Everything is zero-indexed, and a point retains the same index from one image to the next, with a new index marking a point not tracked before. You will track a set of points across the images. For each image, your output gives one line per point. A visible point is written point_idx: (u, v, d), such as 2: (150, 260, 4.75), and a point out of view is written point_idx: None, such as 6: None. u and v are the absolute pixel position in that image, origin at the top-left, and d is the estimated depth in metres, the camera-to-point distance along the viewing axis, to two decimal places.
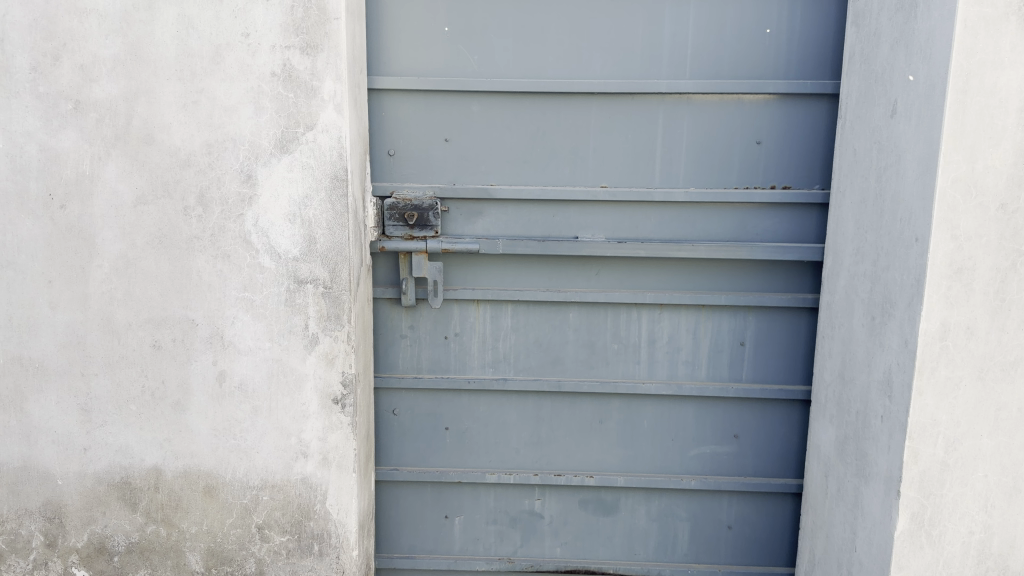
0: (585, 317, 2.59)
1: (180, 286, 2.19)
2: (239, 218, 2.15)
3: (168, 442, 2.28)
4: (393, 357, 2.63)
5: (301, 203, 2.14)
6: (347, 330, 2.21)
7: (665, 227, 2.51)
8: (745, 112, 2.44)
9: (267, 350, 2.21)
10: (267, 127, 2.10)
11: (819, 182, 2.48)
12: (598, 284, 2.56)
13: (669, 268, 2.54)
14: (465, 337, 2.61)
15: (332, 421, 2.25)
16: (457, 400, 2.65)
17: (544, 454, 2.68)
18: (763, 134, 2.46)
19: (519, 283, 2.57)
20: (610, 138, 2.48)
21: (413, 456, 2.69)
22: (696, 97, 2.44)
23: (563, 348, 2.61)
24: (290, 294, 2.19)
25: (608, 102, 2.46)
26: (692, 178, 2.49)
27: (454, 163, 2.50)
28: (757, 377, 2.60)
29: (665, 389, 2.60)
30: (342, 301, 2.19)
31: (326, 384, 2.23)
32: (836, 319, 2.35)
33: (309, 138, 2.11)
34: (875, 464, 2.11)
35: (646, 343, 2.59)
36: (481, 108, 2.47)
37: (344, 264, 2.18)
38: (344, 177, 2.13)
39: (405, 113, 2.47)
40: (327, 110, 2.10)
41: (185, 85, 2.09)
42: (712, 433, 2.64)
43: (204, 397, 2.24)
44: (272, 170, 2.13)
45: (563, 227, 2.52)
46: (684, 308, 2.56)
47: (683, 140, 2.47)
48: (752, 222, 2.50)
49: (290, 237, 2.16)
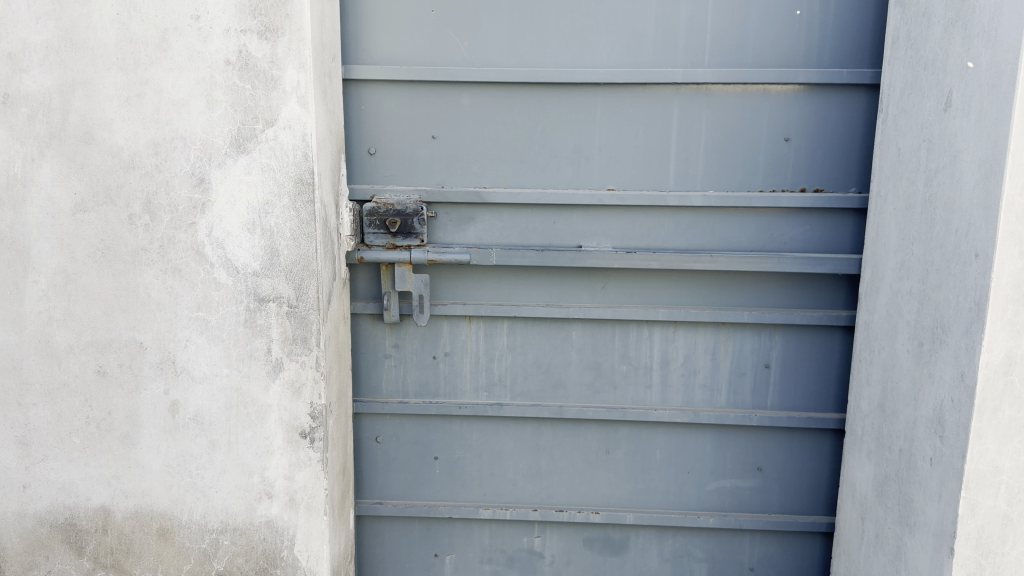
0: (589, 335, 2.30)
1: (126, 304, 1.93)
2: (190, 227, 1.89)
3: (116, 479, 2.02)
4: (375, 379, 2.36)
5: (261, 210, 1.87)
6: (316, 354, 1.94)
7: (681, 235, 2.22)
8: (772, 104, 2.15)
9: (225, 378, 1.95)
10: (221, 123, 1.84)
11: (856, 184, 2.19)
12: (604, 299, 2.27)
13: (684, 282, 2.25)
14: (455, 357, 2.34)
15: (299, 457, 1.98)
16: (446, 428, 2.38)
17: (544, 487, 2.41)
18: (792, 130, 2.16)
19: (516, 297, 2.29)
20: (618, 134, 2.19)
21: (398, 488, 2.42)
22: (716, 87, 2.15)
23: (565, 370, 2.33)
24: (250, 314, 1.92)
25: (615, 95, 2.17)
26: (711, 180, 2.20)
27: (442, 163, 2.22)
28: (783, 404, 2.31)
29: (680, 417, 2.31)
30: (310, 322, 1.92)
31: (293, 416, 1.96)
32: (876, 342, 2.06)
33: (269, 136, 1.84)
34: (923, 513, 1.82)
35: (658, 365, 2.31)
36: (472, 101, 2.18)
37: (312, 279, 1.90)
38: (311, 180, 1.86)
39: (386, 107, 2.19)
40: (289, 104, 1.83)
41: (128, 76, 1.83)
42: (733, 465, 2.36)
43: (155, 429, 1.98)
44: (227, 173, 1.86)
45: (565, 235, 2.24)
46: (702, 326, 2.27)
47: (701, 137, 2.18)
48: (778, 229, 2.20)
49: (248, 249, 1.89)
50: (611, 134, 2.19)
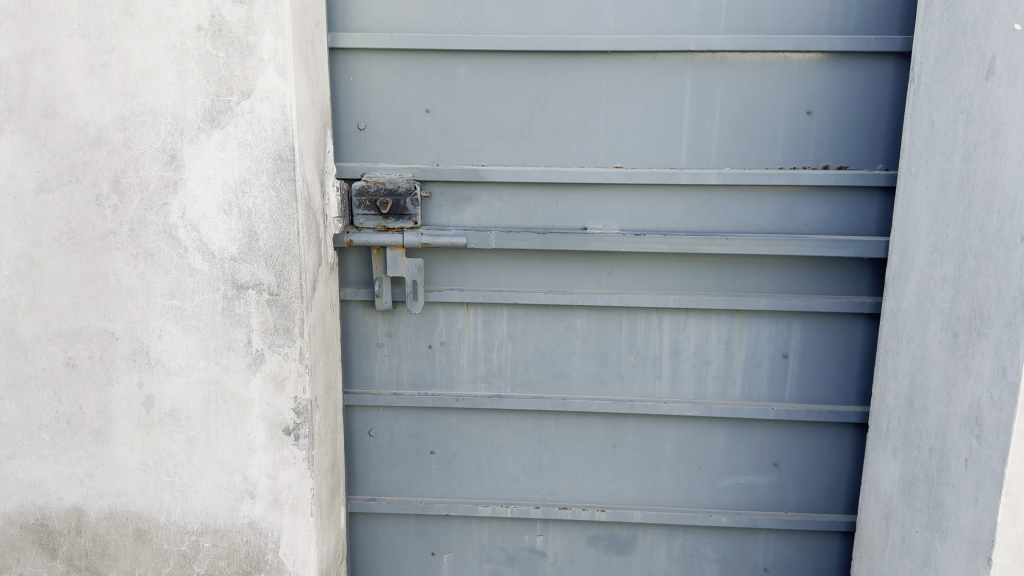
0: (595, 323, 2.16)
1: (95, 291, 1.79)
2: (162, 208, 1.75)
3: (89, 478, 1.89)
4: (368, 369, 2.22)
5: (238, 188, 1.72)
6: (299, 346, 1.80)
7: (693, 217, 2.07)
8: (792, 75, 1.99)
9: (202, 371, 1.81)
10: (193, 94, 1.69)
11: (882, 161, 2.03)
12: (611, 285, 2.12)
13: (698, 266, 2.09)
14: (452, 346, 2.19)
15: (283, 456, 1.85)
16: (443, 421, 2.24)
17: (547, 483, 2.27)
18: (813, 103, 2.01)
19: (516, 283, 2.14)
20: (627, 107, 2.03)
21: (392, 484, 2.29)
22: (732, 56, 1.99)
23: (569, 360, 2.19)
24: (228, 303, 1.78)
25: (624, 64, 2.01)
26: (726, 156, 2.04)
27: (437, 139, 2.07)
28: (802, 396, 2.17)
29: (692, 410, 2.17)
30: (292, 311, 1.78)
31: (275, 412, 1.82)
32: (904, 331, 1.91)
33: (245, 108, 1.69)
34: (956, 519, 1.68)
35: (668, 355, 2.16)
36: (468, 72, 2.03)
37: (294, 264, 1.76)
38: (291, 156, 1.71)
39: (377, 79, 2.04)
40: (267, 73, 1.68)
41: (92, 43, 1.68)
42: (748, 461, 2.22)
43: (129, 425, 1.85)
44: (200, 149, 1.72)
45: (569, 216, 2.09)
46: (716, 313, 2.12)
47: (715, 110, 2.02)
48: (799, 210, 2.05)
49: (225, 231, 1.75)
50: (619, 107, 2.03)
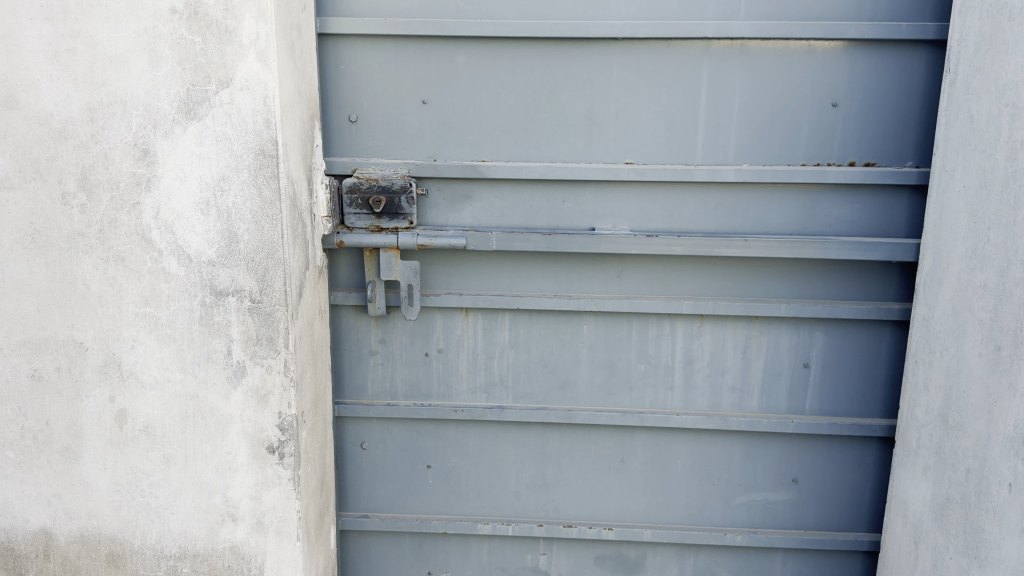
0: (603, 330, 2.02)
1: (62, 297, 1.65)
2: (134, 208, 1.60)
3: (57, 499, 1.75)
4: (360, 378, 2.08)
5: (216, 186, 1.58)
6: (284, 358, 1.65)
7: (709, 217, 1.93)
8: (817, 64, 1.85)
9: (179, 385, 1.67)
10: (167, 84, 1.55)
11: (912, 158, 1.89)
12: (620, 289, 1.98)
13: (714, 269, 1.95)
14: (450, 354, 2.05)
15: (267, 475, 1.71)
16: (440, 433, 2.10)
17: (550, 499, 2.13)
18: (839, 95, 1.87)
19: (518, 287, 2.00)
20: (638, 98, 1.89)
21: (386, 500, 2.15)
22: (752, 43, 1.84)
23: (575, 369, 2.05)
24: (206, 311, 1.64)
25: (635, 53, 1.86)
26: (745, 152, 1.90)
27: (434, 133, 1.92)
28: (823, 409, 2.03)
29: (706, 423, 2.03)
30: (276, 319, 1.64)
31: (258, 429, 1.68)
32: (937, 342, 1.77)
33: (224, 99, 1.55)
34: (998, 547, 1.54)
35: (681, 364, 2.02)
36: (468, 60, 1.88)
37: (278, 269, 1.61)
38: (274, 151, 1.56)
39: (370, 67, 1.89)
40: (247, 60, 1.53)
41: (55, 27, 1.53)
42: (765, 476, 2.08)
43: (100, 442, 1.71)
44: (175, 144, 1.57)
45: (576, 215, 1.95)
46: (733, 320, 1.98)
47: (733, 102, 1.88)
48: (823, 209, 1.91)
49: (203, 233, 1.60)
50: (630, 99, 1.89)
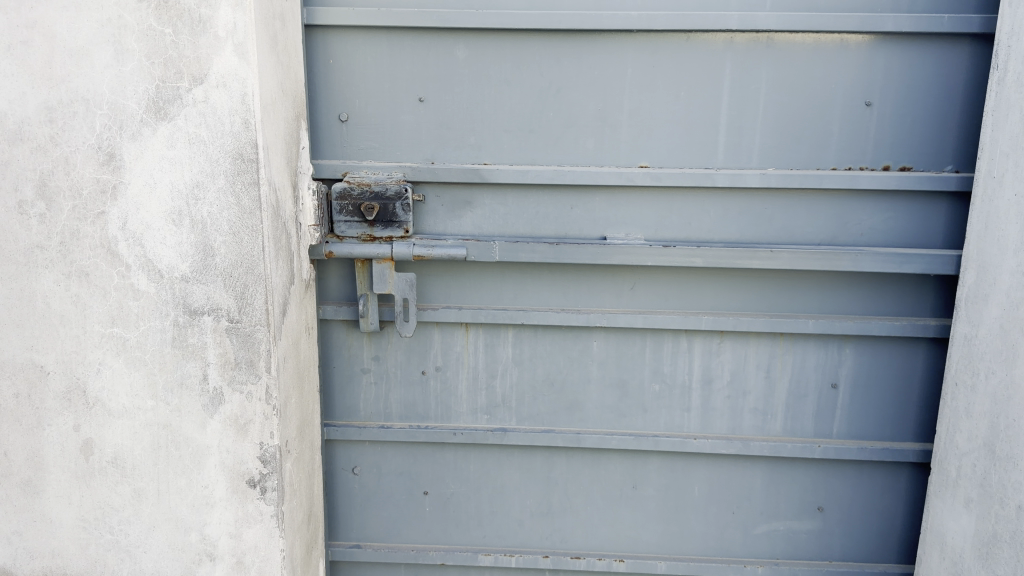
0: (614, 347, 1.86)
1: (19, 317, 1.49)
2: (99, 218, 1.44)
3: (18, 536, 1.59)
4: (351, 399, 1.92)
5: (189, 194, 1.42)
6: (265, 383, 1.50)
7: (731, 225, 1.77)
8: (850, 59, 1.69)
9: (150, 412, 1.51)
10: (135, 80, 1.39)
11: (952, 162, 1.73)
12: (633, 303, 1.83)
13: (735, 282, 1.79)
14: (448, 373, 1.90)
15: (247, 512, 1.55)
16: (438, 458, 1.94)
17: (557, 528, 1.98)
18: (874, 93, 1.71)
19: (523, 301, 1.84)
20: (654, 96, 1.73)
21: (380, 529, 2.00)
22: (780, 37, 1.69)
23: (584, 389, 1.89)
24: (180, 332, 1.48)
25: (651, 47, 1.70)
26: (770, 155, 1.74)
27: (432, 133, 1.77)
28: (852, 432, 1.88)
29: (726, 448, 1.87)
30: (257, 341, 1.48)
31: (237, 461, 1.53)
32: (982, 364, 1.62)
33: (197, 97, 1.39)
34: None
35: (699, 384, 1.87)
36: (468, 54, 1.72)
37: (258, 285, 1.45)
38: (253, 155, 1.40)
39: (361, 61, 1.73)
40: (224, 54, 1.37)
41: (8, 16, 1.37)
42: (788, 505, 1.93)
43: (64, 474, 1.55)
44: (144, 147, 1.41)
45: (586, 223, 1.79)
46: (756, 336, 1.82)
47: (758, 100, 1.72)
48: (855, 218, 1.75)
49: (175, 245, 1.44)
50: (645, 98, 1.73)
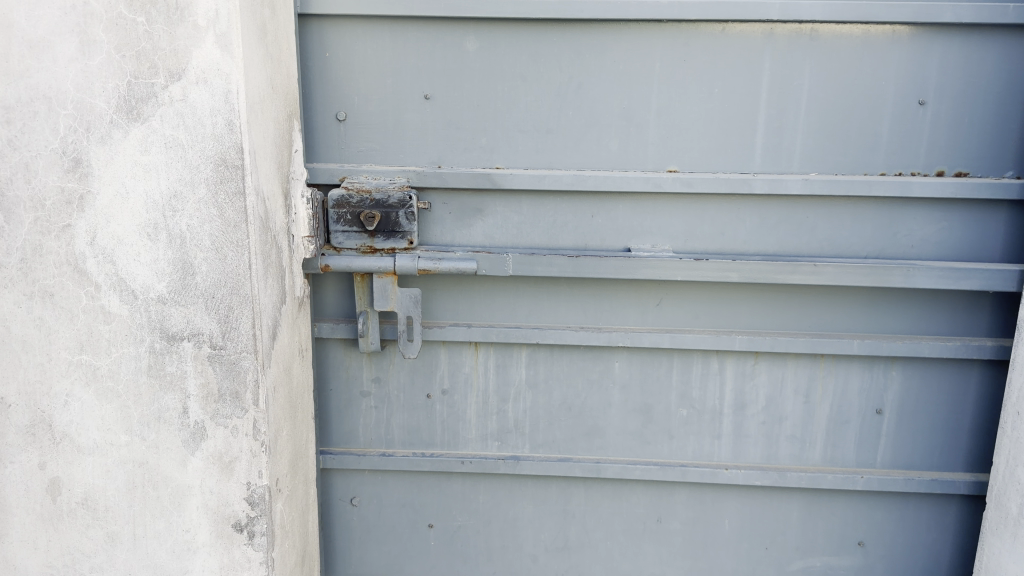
0: (638, 369, 1.70)
1: None
2: (64, 232, 1.28)
3: None
4: (350, 424, 1.76)
5: (166, 204, 1.26)
6: (253, 417, 1.33)
7: (768, 236, 1.61)
8: (902, 53, 1.52)
9: (124, 449, 1.35)
10: (104, 76, 1.22)
11: (1013, 167, 1.57)
12: (659, 321, 1.66)
13: (773, 298, 1.63)
14: (456, 396, 1.73)
15: (233, 559, 1.39)
16: (444, 488, 1.78)
17: (573, 564, 1.82)
18: (928, 91, 1.54)
19: (538, 318, 1.68)
20: (684, 92, 1.56)
21: (381, 564, 1.84)
22: (825, 28, 1.52)
23: (605, 414, 1.73)
24: (156, 359, 1.31)
25: (682, 39, 1.54)
26: (813, 159, 1.58)
27: (438, 134, 1.60)
28: (898, 462, 1.72)
29: (760, 478, 1.71)
30: (243, 370, 1.31)
31: (221, 502, 1.36)
32: None
33: (174, 95, 1.22)
34: None
35: (730, 409, 1.71)
36: (478, 46, 1.55)
37: (245, 308, 1.29)
38: (238, 161, 1.23)
39: (361, 55, 1.56)
40: (203, 45, 1.20)
41: None
42: (826, 539, 1.77)
43: (29, 517, 1.39)
44: (114, 152, 1.24)
45: (608, 233, 1.63)
46: (794, 358, 1.66)
47: (800, 98, 1.56)
48: (905, 228, 1.59)
49: (151, 263, 1.28)
50: (675, 95, 1.56)
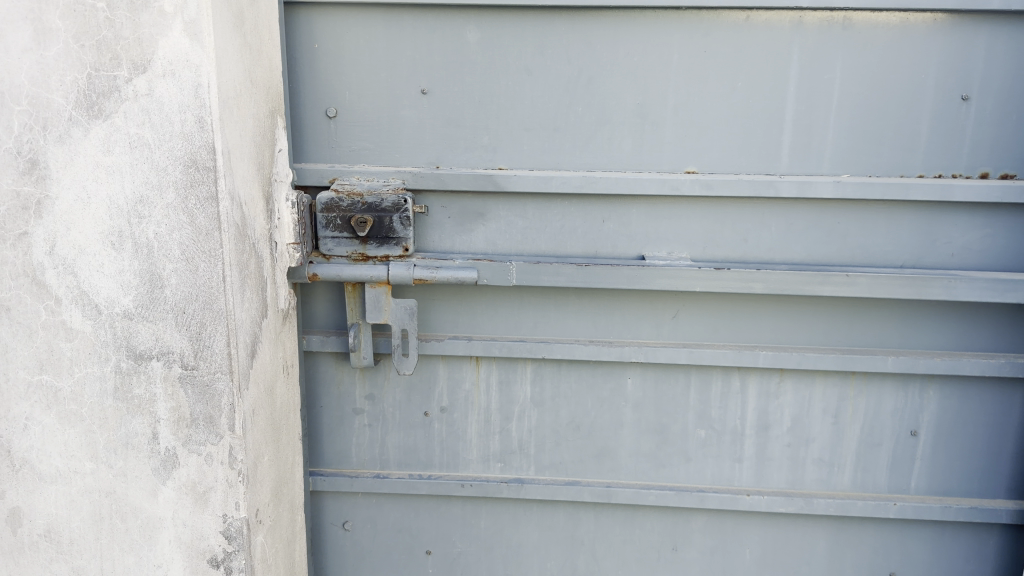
0: (652, 386, 1.57)
1: None
2: (20, 241, 1.16)
3: None
4: (342, 443, 1.64)
5: (131, 210, 1.14)
6: (228, 444, 1.21)
7: (795, 243, 1.48)
8: (945, 43, 1.38)
9: (89, 477, 1.23)
10: (61, 69, 1.10)
11: None
12: (676, 335, 1.53)
13: (799, 311, 1.50)
14: (456, 414, 1.61)
15: None
16: (443, 513, 1.66)
17: None
18: (972, 85, 1.40)
19: (544, 331, 1.55)
20: (704, 86, 1.43)
21: None
22: (860, 16, 1.38)
23: (616, 435, 1.60)
24: (123, 380, 1.20)
25: (702, 28, 1.40)
26: (844, 159, 1.45)
27: (437, 132, 1.47)
28: (934, 488, 1.58)
29: (785, 505, 1.58)
30: (217, 393, 1.19)
31: (195, 536, 1.24)
32: None
33: (139, 89, 1.10)
34: None
35: (753, 430, 1.58)
36: (480, 36, 1.43)
37: (218, 324, 1.17)
38: (210, 163, 1.11)
39: (353, 46, 1.44)
40: (170, 34, 1.07)
41: None
42: (855, 570, 1.64)
43: None
44: (74, 153, 1.12)
45: (620, 239, 1.50)
46: (823, 375, 1.53)
47: (831, 93, 1.42)
48: (945, 235, 1.46)
49: (116, 274, 1.16)
50: (694, 90, 1.43)
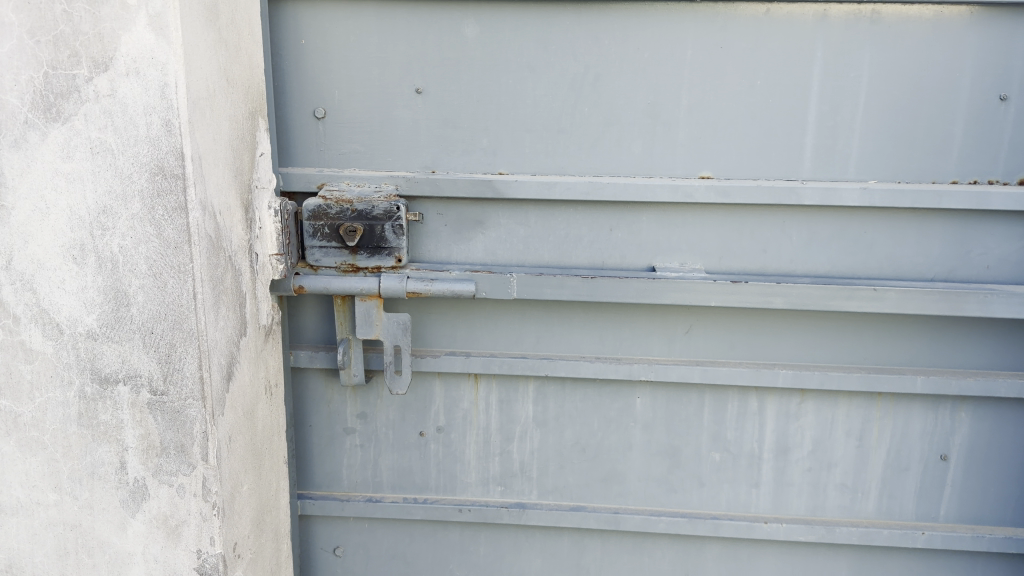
0: (663, 406, 1.46)
1: None
2: None
3: None
4: (333, 465, 1.54)
5: (94, 221, 1.04)
6: (202, 474, 1.11)
7: (818, 254, 1.37)
8: (982, 38, 1.27)
9: (53, 510, 1.14)
10: (16, 67, 1.00)
11: None
12: (689, 352, 1.43)
13: (822, 327, 1.40)
14: (453, 435, 1.51)
15: None
16: (440, 538, 1.56)
17: None
18: (1012, 84, 1.29)
19: (547, 347, 1.45)
20: (720, 84, 1.32)
21: None
22: (890, 9, 1.27)
23: (624, 457, 1.50)
24: (88, 405, 1.10)
25: (718, 23, 1.30)
26: (872, 163, 1.34)
27: (432, 133, 1.37)
28: (965, 516, 1.48)
29: (805, 534, 1.48)
30: (189, 419, 1.09)
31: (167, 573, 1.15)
32: None
33: (101, 89, 1.00)
34: None
35: (771, 454, 1.47)
36: (478, 31, 1.32)
37: (189, 345, 1.07)
38: (178, 170, 1.01)
39: (342, 42, 1.34)
40: (133, 28, 0.98)
41: None
42: None
43: None
44: (30, 158, 1.03)
45: (629, 249, 1.40)
46: (846, 396, 1.42)
47: (858, 92, 1.31)
48: (980, 246, 1.35)
49: (78, 291, 1.07)
50: (709, 89, 1.33)
